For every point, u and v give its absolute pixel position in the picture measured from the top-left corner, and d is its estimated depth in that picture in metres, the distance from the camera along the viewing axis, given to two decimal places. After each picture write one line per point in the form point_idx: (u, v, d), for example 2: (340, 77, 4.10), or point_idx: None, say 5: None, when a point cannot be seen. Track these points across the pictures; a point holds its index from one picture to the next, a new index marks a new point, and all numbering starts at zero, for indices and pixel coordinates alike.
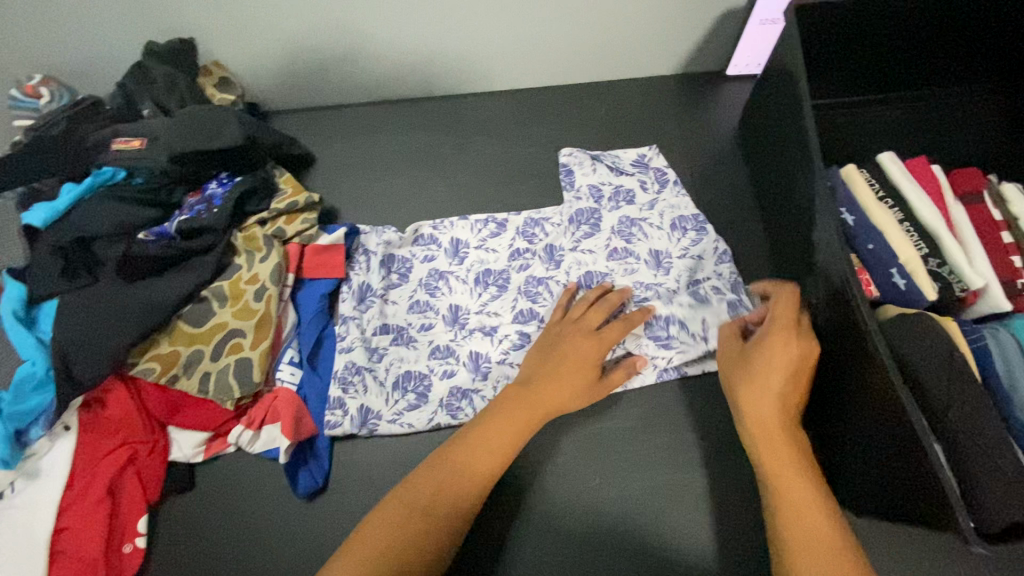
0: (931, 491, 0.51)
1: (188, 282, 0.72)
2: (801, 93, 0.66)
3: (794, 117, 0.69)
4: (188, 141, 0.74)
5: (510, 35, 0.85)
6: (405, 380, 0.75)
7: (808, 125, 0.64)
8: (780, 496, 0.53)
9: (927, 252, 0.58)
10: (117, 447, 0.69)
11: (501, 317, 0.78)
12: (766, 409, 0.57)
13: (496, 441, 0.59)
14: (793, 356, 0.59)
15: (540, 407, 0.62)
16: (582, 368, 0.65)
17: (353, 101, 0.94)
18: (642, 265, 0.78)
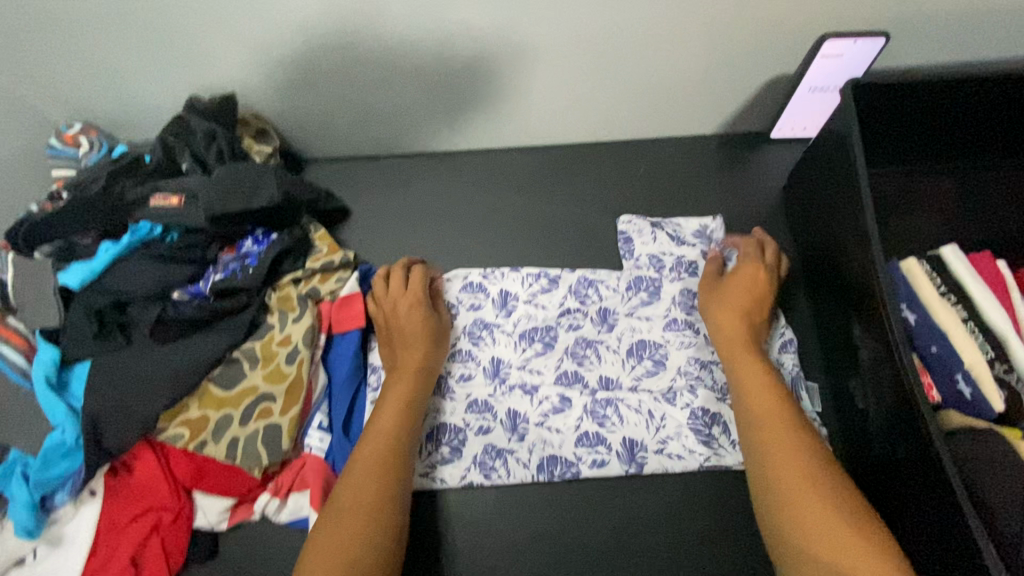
0: None
1: (219, 344, 0.70)
2: (857, 169, 0.64)
3: (846, 192, 0.67)
4: (226, 202, 0.73)
5: (552, 96, 0.84)
6: (441, 433, 0.74)
7: (867, 205, 0.62)
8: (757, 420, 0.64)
9: (993, 356, 0.56)
10: (142, 513, 0.67)
11: (544, 377, 0.77)
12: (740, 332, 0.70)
13: (390, 414, 0.67)
14: (752, 286, 0.73)
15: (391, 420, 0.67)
16: (411, 325, 0.73)
17: (389, 152, 0.93)
18: (699, 338, 0.78)
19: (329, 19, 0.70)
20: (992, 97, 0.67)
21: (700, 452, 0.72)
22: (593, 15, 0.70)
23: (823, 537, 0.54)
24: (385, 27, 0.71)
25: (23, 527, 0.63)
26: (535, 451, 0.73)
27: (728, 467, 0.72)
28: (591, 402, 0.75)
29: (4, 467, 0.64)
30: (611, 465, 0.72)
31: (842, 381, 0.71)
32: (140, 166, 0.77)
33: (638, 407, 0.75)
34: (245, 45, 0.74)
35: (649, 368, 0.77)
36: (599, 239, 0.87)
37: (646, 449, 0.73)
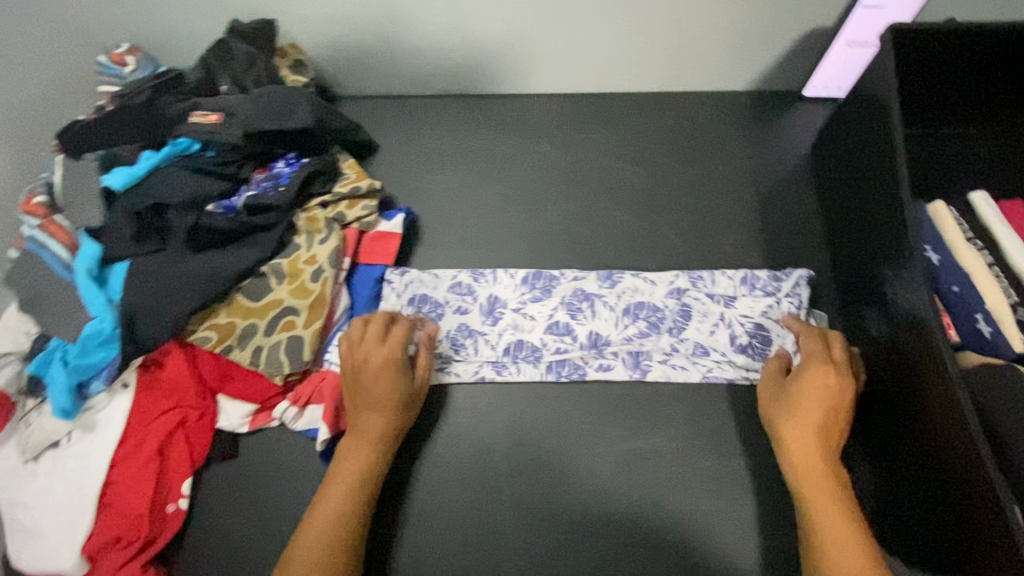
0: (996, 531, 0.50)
1: (250, 256, 0.73)
2: (891, 102, 0.63)
3: (876, 127, 0.66)
4: (262, 119, 0.75)
5: (585, 39, 0.82)
6: (460, 336, 0.77)
7: (897, 138, 0.62)
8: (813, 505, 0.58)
9: (1016, 301, 0.56)
10: (169, 409, 0.71)
11: (557, 306, 0.78)
12: (809, 427, 0.61)
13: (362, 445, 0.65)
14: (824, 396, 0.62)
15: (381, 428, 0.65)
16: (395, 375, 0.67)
17: (418, 92, 0.94)
18: (713, 273, 0.78)
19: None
20: None
21: (703, 371, 0.74)
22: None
23: None
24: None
25: (60, 407, 0.67)
26: (545, 354, 0.76)
27: (733, 381, 0.73)
28: (607, 313, 0.77)
29: (48, 352, 0.69)
30: (617, 372, 0.74)
31: (859, 329, 0.71)
32: (182, 84, 0.80)
33: (646, 327, 0.76)
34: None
35: (661, 294, 0.77)
36: (623, 188, 0.85)
37: (651, 358, 0.75)
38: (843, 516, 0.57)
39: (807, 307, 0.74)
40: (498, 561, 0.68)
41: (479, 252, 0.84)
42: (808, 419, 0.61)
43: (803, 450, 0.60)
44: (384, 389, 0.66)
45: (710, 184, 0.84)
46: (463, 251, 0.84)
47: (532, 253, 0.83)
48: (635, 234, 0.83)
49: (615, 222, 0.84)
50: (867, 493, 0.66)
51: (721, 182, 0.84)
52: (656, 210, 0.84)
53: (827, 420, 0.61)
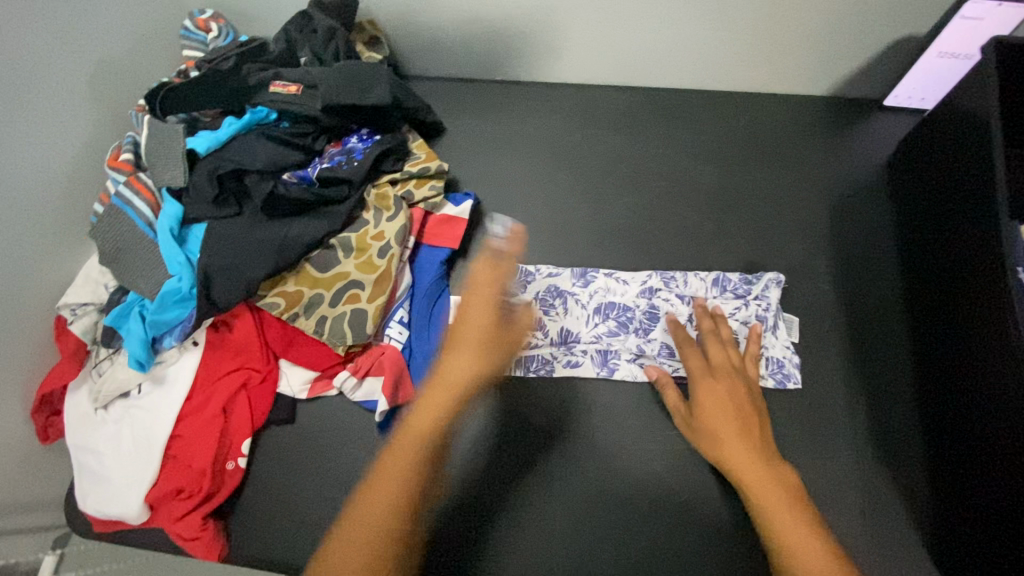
0: None
1: (321, 227, 0.74)
2: (990, 117, 0.61)
3: (971, 140, 0.64)
4: (342, 94, 0.76)
5: (666, 33, 0.81)
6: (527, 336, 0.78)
7: (995, 154, 0.60)
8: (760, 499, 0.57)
9: None
10: (234, 370, 0.73)
11: (588, 295, 0.79)
12: (725, 436, 0.62)
13: (435, 404, 0.54)
14: (720, 393, 0.65)
15: (463, 381, 0.55)
16: (483, 316, 0.59)
17: (488, 77, 0.94)
18: (674, 278, 0.79)
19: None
20: None
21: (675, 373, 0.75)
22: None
23: None
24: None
25: (135, 358, 0.70)
26: (600, 349, 0.77)
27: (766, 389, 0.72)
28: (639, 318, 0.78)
29: (124, 306, 0.71)
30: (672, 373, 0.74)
31: (930, 348, 0.69)
32: (264, 53, 0.81)
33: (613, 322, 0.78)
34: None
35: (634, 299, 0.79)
36: (691, 188, 0.85)
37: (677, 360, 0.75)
38: (782, 505, 0.56)
39: (776, 311, 0.75)
40: (546, 546, 0.69)
41: (541, 240, 0.84)
42: (721, 432, 0.62)
43: (741, 455, 0.60)
44: (490, 344, 0.58)
45: (779, 189, 0.83)
46: (525, 238, 0.85)
47: (595, 246, 0.83)
48: (701, 234, 0.82)
49: (681, 220, 0.83)
50: (924, 507, 0.66)
51: (793, 188, 0.83)
52: (724, 212, 0.83)
53: (734, 417, 0.63)
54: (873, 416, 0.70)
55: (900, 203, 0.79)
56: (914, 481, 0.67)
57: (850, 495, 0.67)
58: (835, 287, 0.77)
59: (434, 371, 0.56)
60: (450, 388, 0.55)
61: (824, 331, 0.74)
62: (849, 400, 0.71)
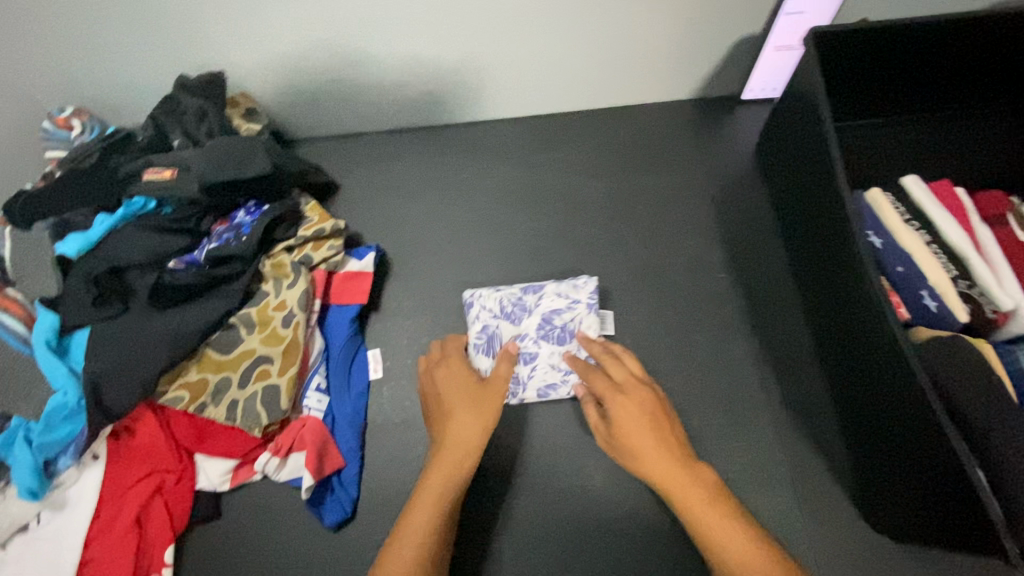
0: (967, 504, 0.52)
1: (216, 308, 0.72)
2: (818, 101, 0.67)
3: (810, 123, 0.70)
4: (219, 171, 0.75)
5: (532, 63, 0.84)
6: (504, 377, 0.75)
7: (829, 134, 0.65)
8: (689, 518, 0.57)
9: (956, 273, 0.59)
10: (144, 476, 0.69)
11: (481, 312, 0.78)
12: (643, 452, 0.60)
13: (446, 474, 0.60)
14: (634, 410, 0.62)
15: (461, 446, 0.62)
16: (461, 393, 0.66)
17: (375, 128, 0.94)
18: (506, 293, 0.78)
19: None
20: (950, 40, 0.69)
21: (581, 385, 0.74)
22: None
23: None
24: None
25: (27, 488, 0.65)
26: (533, 381, 0.75)
27: None
28: (537, 335, 0.76)
29: (8, 432, 0.67)
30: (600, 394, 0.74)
31: (821, 318, 0.73)
32: (132, 143, 0.80)
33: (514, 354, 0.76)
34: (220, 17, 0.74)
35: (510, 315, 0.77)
36: (586, 204, 0.87)
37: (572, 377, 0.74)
38: (713, 517, 0.56)
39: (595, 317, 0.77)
40: None
41: (451, 281, 0.84)
42: (640, 448, 0.60)
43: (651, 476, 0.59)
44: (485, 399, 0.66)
45: (665, 190, 0.87)
46: (433, 280, 0.84)
47: (504, 276, 0.84)
48: (603, 247, 0.84)
49: (582, 236, 0.85)
50: (845, 469, 0.68)
51: (678, 188, 0.87)
52: (619, 221, 0.86)
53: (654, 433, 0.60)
54: (783, 388, 0.73)
55: (773, 187, 0.84)
56: (833, 447, 0.70)
57: (776, 471, 0.69)
58: (730, 275, 0.81)
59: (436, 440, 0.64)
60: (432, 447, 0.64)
61: (728, 317, 0.78)
62: (761, 379, 0.74)
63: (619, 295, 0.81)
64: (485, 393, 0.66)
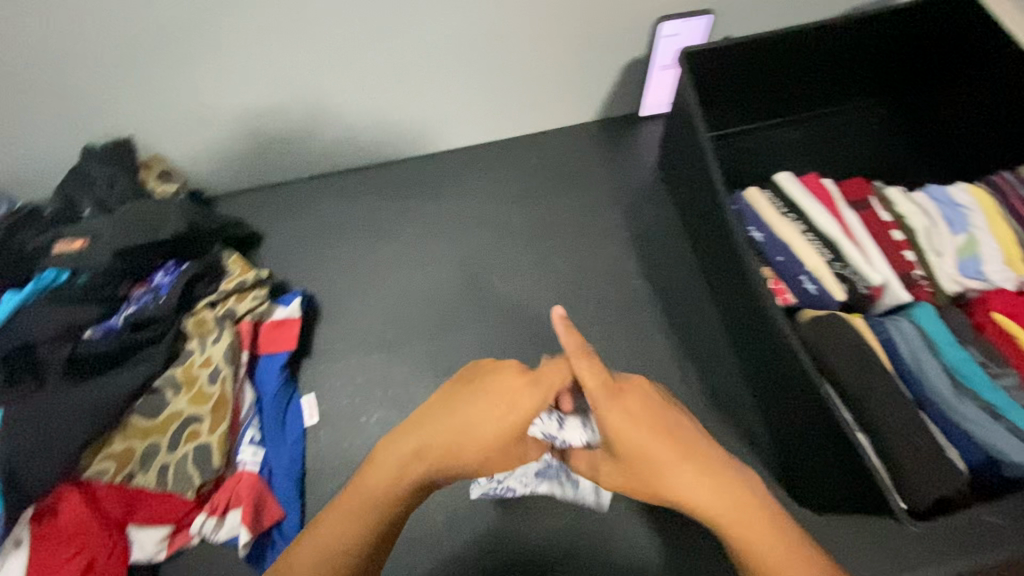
0: (854, 468, 0.56)
1: (138, 374, 0.71)
2: (692, 113, 0.72)
3: (689, 134, 0.76)
4: (129, 235, 0.75)
5: (438, 101, 0.88)
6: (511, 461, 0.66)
7: (704, 143, 0.71)
8: (737, 532, 0.50)
9: (831, 257, 0.64)
10: (73, 556, 0.66)
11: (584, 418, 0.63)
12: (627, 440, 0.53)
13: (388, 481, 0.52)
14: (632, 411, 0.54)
15: (417, 469, 0.53)
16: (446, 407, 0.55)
17: (295, 177, 0.95)
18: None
19: (193, 43, 0.74)
20: (804, 46, 0.77)
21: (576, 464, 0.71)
22: (449, 15, 0.77)
23: None
24: (254, 43, 0.75)
25: None
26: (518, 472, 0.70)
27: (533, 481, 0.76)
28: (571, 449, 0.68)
29: None
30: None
31: (728, 310, 0.77)
32: (38, 217, 0.79)
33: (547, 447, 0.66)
34: (122, 80, 0.76)
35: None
36: (506, 228, 0.91)
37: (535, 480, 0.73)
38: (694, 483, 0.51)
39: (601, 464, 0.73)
40: None
41: (382, 317, 0.85)
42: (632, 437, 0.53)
43: (682, 490, 0.51)
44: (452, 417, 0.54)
45: (580, 208, 0.92)
46: (365, 319, 0.84)
47: (434, 308, 0.85)
48: (529, 267, 0.87)
49: (506, 261, 0.88)
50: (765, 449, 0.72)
51: (591, 204, 0.92)
52: (539, 242, 0.89)
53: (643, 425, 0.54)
54: (704, 381, 0.77)
55: (676, 195, 0.90)
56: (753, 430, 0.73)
57: None
58: (649, 282, 0.85)
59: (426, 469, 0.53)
60: (414, 464, 0.53)
61: (647, 322, 0.82)
62: (683, 374, 0.77)
63: (547, 313, 0.84)
64: (455, 402, 0.55)
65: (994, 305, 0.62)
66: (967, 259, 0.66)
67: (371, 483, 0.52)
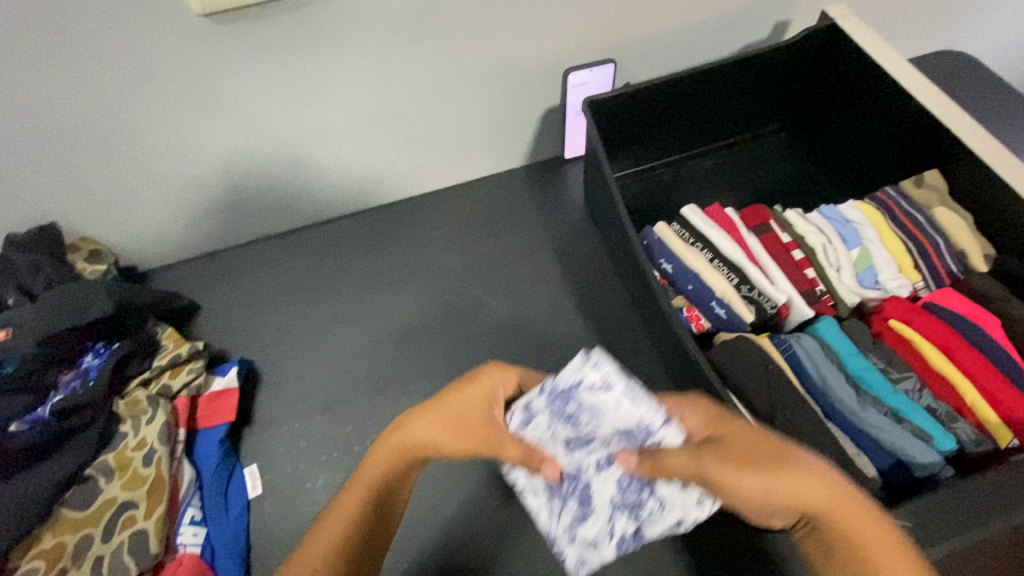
0: None
1: (67, 464, 0.69)
2: (598, 159, 0.79)
3: (600, 175, 0.81)
4: (56, 320, 0.74)
5: (366, 159, 0.91)
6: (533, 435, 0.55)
7: (611, 184, 0.76)
8: (835, 517, 0.50)
9: (737, 282, 0.69)
10: None
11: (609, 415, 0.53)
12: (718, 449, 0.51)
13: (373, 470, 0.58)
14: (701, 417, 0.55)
15: (395, 459, 0.58)
16: (432, 408, 0.58)
17: (231, 244, 0.96)
18: (607, 399, 0.54)
19: (110, 123, 0.75)
20: (695, 87, 0.85)
21: (627, 524, 0.53)
22: (363, 78, 0.81)
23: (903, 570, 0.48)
24: (171, 118, 0.77)
25: None
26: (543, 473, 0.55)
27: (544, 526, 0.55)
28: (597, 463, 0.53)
29: None
30: (686, 514, 0.53)
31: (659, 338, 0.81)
32: None
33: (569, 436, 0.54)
34: (40, 166, 0.77)
35: (587, 417, 0.54)
36: (444, 276, 0.93)
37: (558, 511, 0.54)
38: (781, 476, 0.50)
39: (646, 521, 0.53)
40: None
41: (324, 376, 0.85)
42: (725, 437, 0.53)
43: (794, 492, 0.49)
44: (436, 410, 0.58)
45: (513, 251, 0.95)
46: (307, 381, 0.84)
47: (376, 362, 0.85)
48: (466, 311, 0.89)
49: (445, 308, 0.90)
50: None
51: (523, 246, 0.95)
52: (476, 287, 0.91)
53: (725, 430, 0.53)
54: None
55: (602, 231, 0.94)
56: None
57: None
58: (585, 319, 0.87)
59: (427, 451, 0.58)
60: (391, 458, 0.58)
61: None
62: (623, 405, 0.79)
63: (489, 356, 0.85)
64: (436, 402, 0.59)
65: (892, 314, 0.68)
66: (863, 271, 0.71)
67: (367, 470, 0.58)
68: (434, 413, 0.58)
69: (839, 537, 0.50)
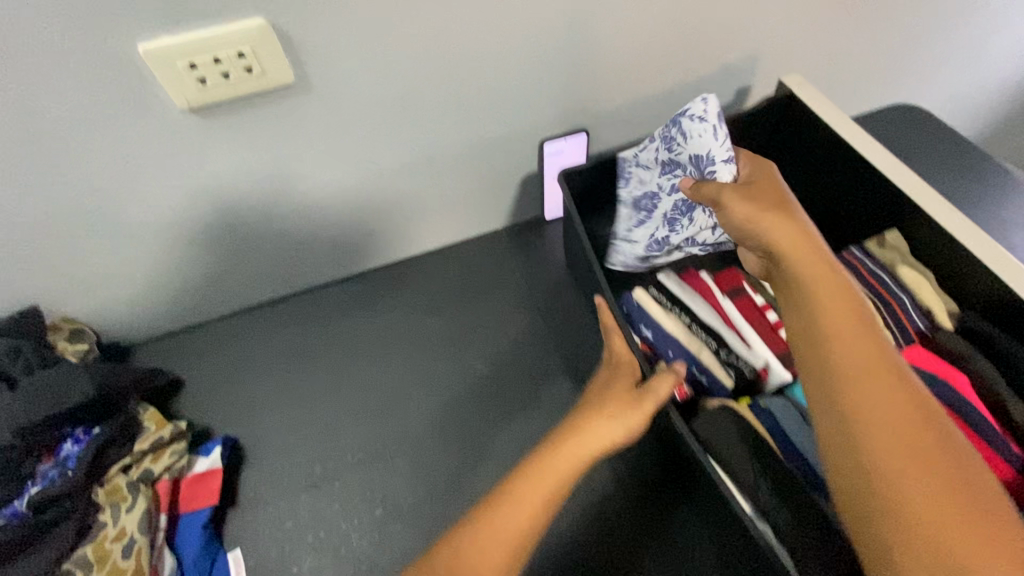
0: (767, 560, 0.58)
1: (44, 560, 0.68)
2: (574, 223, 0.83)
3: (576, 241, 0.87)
4: (34, 410, 0.73)
5: (350, 228, 0.93)
6: (645, 202, 0.86)
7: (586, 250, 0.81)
8: (829, 328, 0.56)
9: (716, 346, 0.73)
10: None
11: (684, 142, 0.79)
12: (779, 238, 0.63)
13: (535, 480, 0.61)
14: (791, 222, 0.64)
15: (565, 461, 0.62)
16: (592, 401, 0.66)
17: (217, 314, 0.96)
18: (698, 127, 0.77)
19: (95, 209, 0.76)
20: None
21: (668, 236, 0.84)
22: (347, 156, 0.83)
23: (888, 424, 0.49)
24: (157, 202, 0.78)
25: None
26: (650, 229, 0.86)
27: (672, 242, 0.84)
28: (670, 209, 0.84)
29: None
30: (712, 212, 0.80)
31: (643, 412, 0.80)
32: None
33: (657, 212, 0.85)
34: (21, 255, 0.77)
35: (678, 141, 0.80)
36: (429, 340, 0.93)
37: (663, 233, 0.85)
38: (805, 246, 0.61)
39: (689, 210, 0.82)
40: None
41: (311, 448, 0.84)
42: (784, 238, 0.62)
43: (813, 282, 0.58)
44: (605, 393, 0.67)
45: (498, 311, 0.96)
46: (293, 454, 0.84)
47: (363, 431, 0.85)
48: (452, 375, 0.90)
49: (432, 372, 0.90)
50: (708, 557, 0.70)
51: (507, 307, 0.97)
52: (463, 350, 0.92)
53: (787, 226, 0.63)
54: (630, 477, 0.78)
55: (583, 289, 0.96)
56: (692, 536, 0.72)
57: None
58: (570, 379, 0.88)
59: (591, 452, 0.62)
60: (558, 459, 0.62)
61: None
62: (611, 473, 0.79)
63: (477, 420, 0.85)
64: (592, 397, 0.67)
65: None
66: None
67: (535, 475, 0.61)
68: (604, 411, 0.64)
69: (827, 348, 0.55)
